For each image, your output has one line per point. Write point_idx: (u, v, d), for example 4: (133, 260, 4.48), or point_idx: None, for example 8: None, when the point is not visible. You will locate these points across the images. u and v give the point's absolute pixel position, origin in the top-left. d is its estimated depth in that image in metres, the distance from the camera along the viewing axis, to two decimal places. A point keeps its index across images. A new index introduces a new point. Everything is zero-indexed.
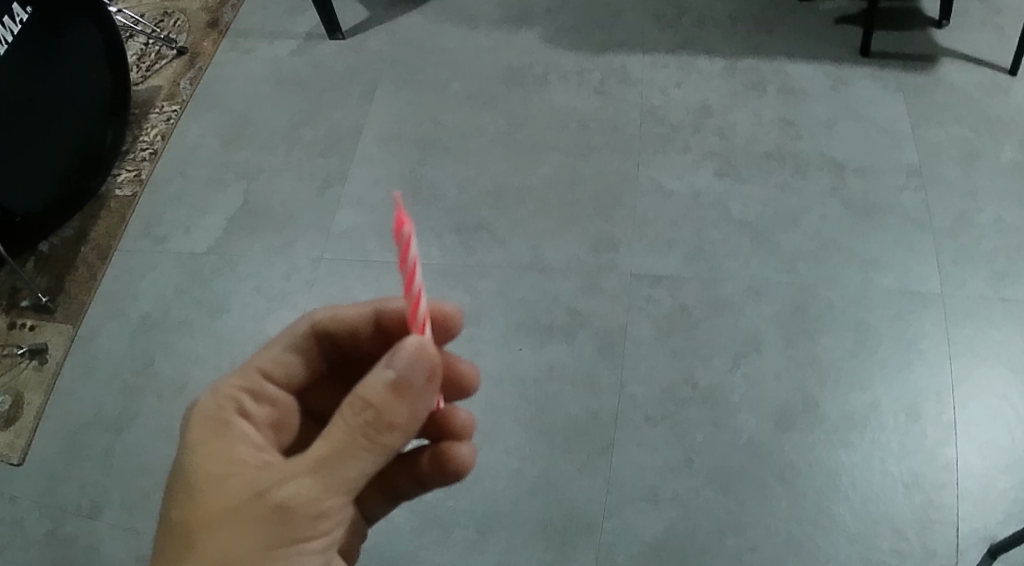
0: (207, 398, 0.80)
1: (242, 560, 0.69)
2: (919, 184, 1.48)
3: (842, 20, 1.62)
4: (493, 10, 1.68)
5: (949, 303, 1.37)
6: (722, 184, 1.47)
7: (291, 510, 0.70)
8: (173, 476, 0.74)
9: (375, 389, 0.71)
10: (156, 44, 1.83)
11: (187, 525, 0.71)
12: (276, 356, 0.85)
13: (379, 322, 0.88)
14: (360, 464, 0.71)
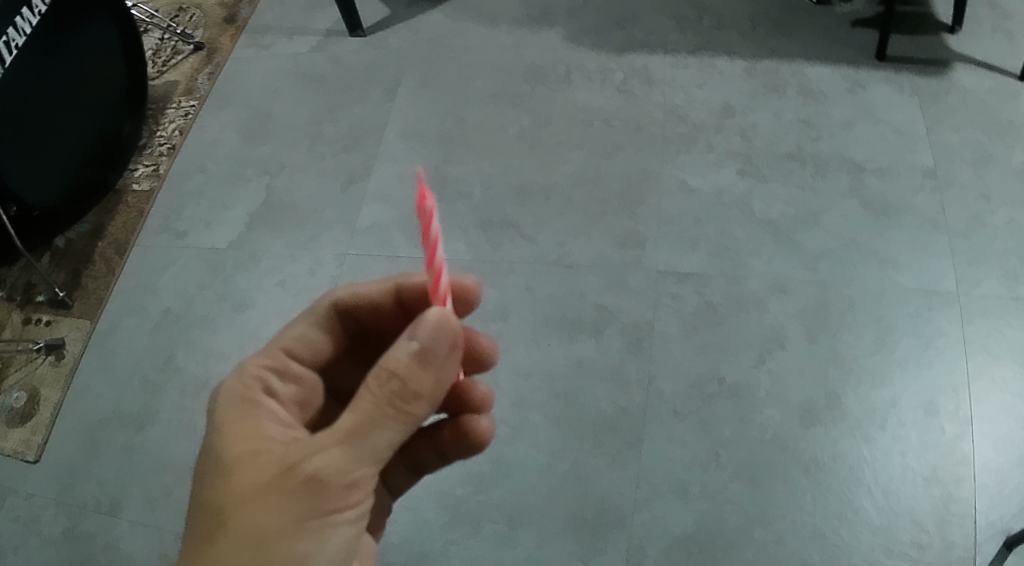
0: (235, 378, 0.85)
1: (278, 530, 0.75)
2: (934, 186, 1.50)
3: (858, 23, 1.64)
4: (514, 9, 1.70)
5: (965, 302, 1.39)
6: (744, 183, 1.49)
7: (323, 481, 0.76)
8: (206, 454, 0.79)
9: (400, 361, 0.77)
10: (172, 39, 1.83)
11: (223, 501, 0.76)
12: (300, 336, 0.91)
13: (398, 298, 0.93)
14: (387, 432, 0.77)
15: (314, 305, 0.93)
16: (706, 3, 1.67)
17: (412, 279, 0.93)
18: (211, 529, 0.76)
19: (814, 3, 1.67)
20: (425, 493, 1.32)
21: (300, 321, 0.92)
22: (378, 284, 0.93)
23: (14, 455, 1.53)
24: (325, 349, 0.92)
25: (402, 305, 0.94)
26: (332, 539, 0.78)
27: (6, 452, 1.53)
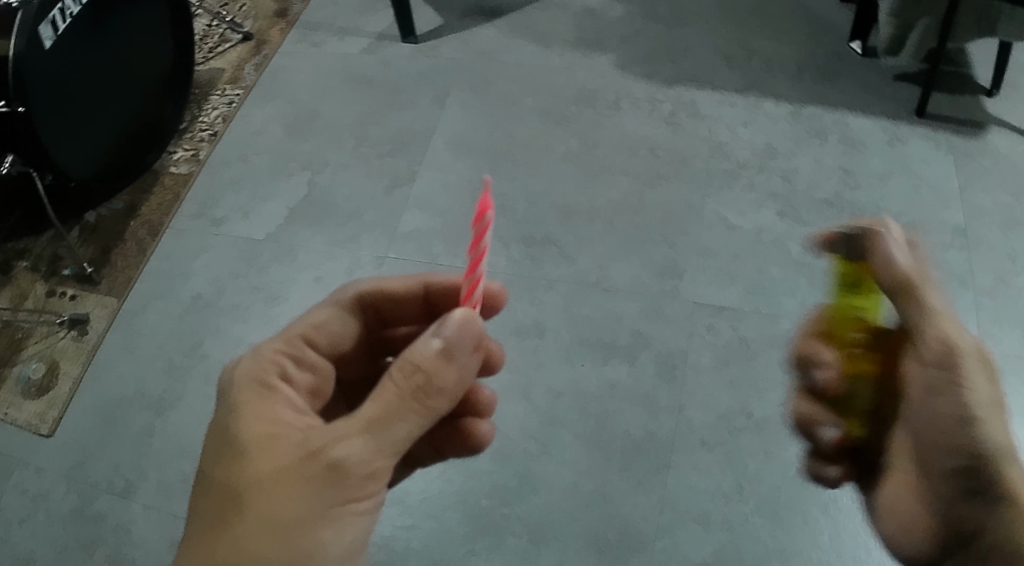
0: (251, 359, 0.82)
1: (296, 517, 0.72)
2: (963, 244, 1.53)
3: (900, 78, 1.69)
4: (567, 31, 1.72)
5: (987, 359, 1.41)
6: (784, 224, 1.51)
7: (345, 469, 0.73)
8: (221, 435, 0.76)
9: (427, 356, 0.77)
10: (221, 27, 1.84)
11: (240, 485, 0.73)
12: (321, 323, 0.90)
13: (423, 296, 0.95)
14: (409, 425, 0.76)
15: (338, 296, 0.93)
16: (756, 44, 1.71)
17: (440, 279, 0.95)
18: (225, 513, 0.73)
19: (860, 53, 1.71)
20: (450, 502, 1.34)
21: (322, 309, 0.91)
22: (405, 282, 0.95)
23: (27, 428, 1.50)
24: (342, 338, 0.91)
25: (425, 303, 0.96)
26: (350, 530, 0.74)
27: (19, 423, 1.51)
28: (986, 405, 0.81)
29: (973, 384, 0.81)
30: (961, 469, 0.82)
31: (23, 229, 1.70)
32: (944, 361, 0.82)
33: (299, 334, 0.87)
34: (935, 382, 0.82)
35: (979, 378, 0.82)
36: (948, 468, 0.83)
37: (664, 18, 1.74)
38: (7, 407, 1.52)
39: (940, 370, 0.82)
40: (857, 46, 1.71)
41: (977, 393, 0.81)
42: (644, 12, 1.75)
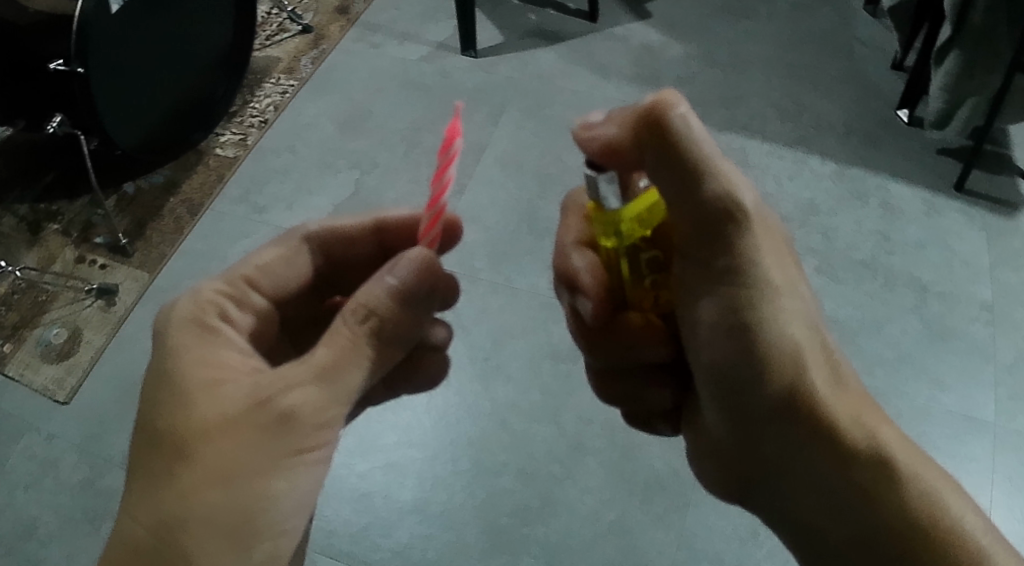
0: (189, 300, 0.80)
1: (247, 468, 0.71)
2: (989, 318, 1.55)
3: (942, 151, 1.73)
4: (625, 64, 1.75)
5: (1000, 433, 1.43)
6: (819, 281, 1.57)
7: (296, 418, 0.73)
8: (165, 382, 0.75)
9: (379, 298, 0.76)
10: (281, 17, 1.87)
11: (184, 435, 0.72)
12: (267, 265, 0.87)
13: (378, 237, 0.92)
14: (358, 371, 0.75)
15: (285, 236, 0.90)
16: (807, 100, 1.75)
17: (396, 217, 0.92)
18: (169, 462, 0.72)
19: (906, 122, 1.75)
20: (470, 515, 1.35)
21: (268, 249, 0.88)
22: (356, 223, 0.92)
23: (43, 393, 1.48)
24: (291, 281, 0.89)
25: (381, 246, 0.93)
26: (302, 480, 0.74)
27: (35, 387, 1.49)
28: (778, 275, 0.76)
29: (758, 250, 0.75)
30: (763, 354, 0.76)
31: (57, 191, 1.69)
32: (709, 229, 0.74)
33: (242, 275, 0.85)
34: (708, 255, 0.75)
35: (767, 244, 0.75)
36: (751, 356, 0.77)
37: (721, 65, 1.79)
38: (25, 368, 1.50)
39: (718, 244, 0.74)
40: (904, 114, 1.75)
41: (765, 262, 0.75)
42: (702, 56, 1.80)
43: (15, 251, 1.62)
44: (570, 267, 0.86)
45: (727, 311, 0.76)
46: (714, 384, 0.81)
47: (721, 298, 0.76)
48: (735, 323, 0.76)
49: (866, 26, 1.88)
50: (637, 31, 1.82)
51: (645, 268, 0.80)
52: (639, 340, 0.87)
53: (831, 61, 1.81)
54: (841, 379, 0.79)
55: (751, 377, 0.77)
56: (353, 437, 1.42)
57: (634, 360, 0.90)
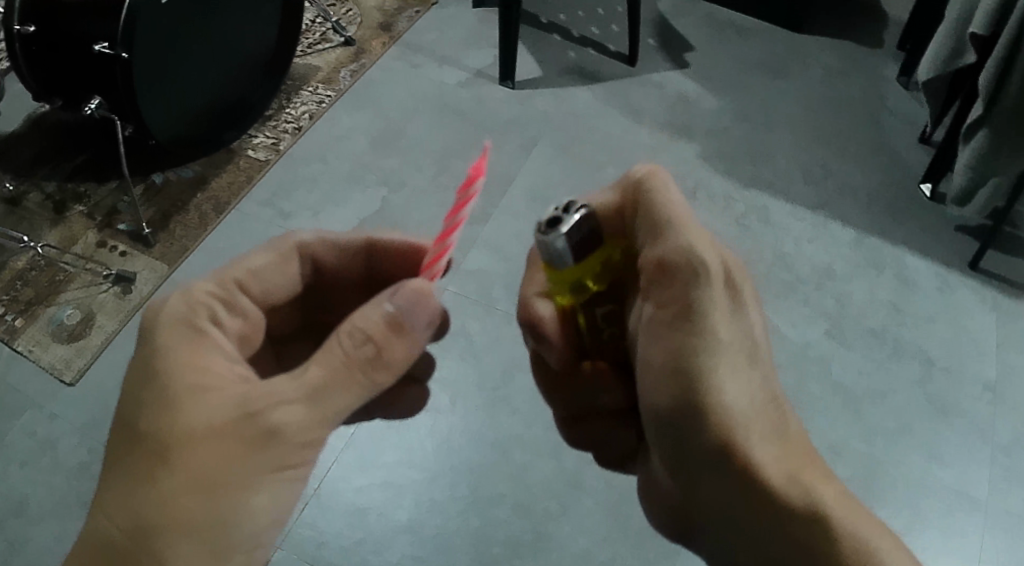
0: (180, 299, 0.79)
1: (227, 480, 0.72)
2: (992, 398, 1.55)
3: (960, 229, 1.74)
4: (658, 112, 1.80)
5: (991, 513, 1.43)
6: (830, 343, 1.59)
7: (280, 434, 0.73)
8: (153, 382, 0.74)
9: (378, 325, 0.76)
10: (325, 27, 1.93)
11: (169, 439, 0.72)
12: (259, 269, 0.87)
13: (364, 254, 0.94)
14: (348, 395, 0.75)
15: (276, 241, 0.89)
16: (833, 165, 1.78)
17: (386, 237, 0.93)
18: (150, 465, 0.72)
19: (928, 196, 1.77)
20: (464, 542, 1.36)
21: (260, 251, 0.88)
22: (346, 236, 0.93)
23: (50, 371, 1.48)
24: (280, 287, 0.89)
25: (366, 262, 0.95)
26: (280, 496, 0.75)
27: (42, 364, 1.49)
28: (729, 328, 0.80)
29: (710, 301, 0.79)
30: (704, 399, 0.79)
31: (85, 173, 1.71)
32: (665, 276, 0.80)
33: (233, 277, 0.84)
34: (660, 299, 0.80)
35: (718, 296, 0.80)
36: (690, 401, 0.79)
37: (751, 122, 1.83)
38: (34, 345, 1.50)
39: (670, 289, 0.80)
40: (927, 188, 1.77)
41: (715, 313, 0.79)
42: (734, 111, 1.84)
43: (38, 228, 1.63)
44: (532, 314, 0.91)
45: (671, 352, 0.80)
46: (655, 429, 0.83)
47: (665, 339, 0.80)
48: (677, 364, 0.79)
49: (898, 96, 1.91)
50: (673, 80, 1.87)
51: (602, 321, 0.89)
52: (600, 384, 0.94)
53: (860, 129, 1.84)
54: (786, 437, 0.82)
55: (690, 422, 0.80)
56: (354, 452, 1.44)
57: (593, 405, 0.96)
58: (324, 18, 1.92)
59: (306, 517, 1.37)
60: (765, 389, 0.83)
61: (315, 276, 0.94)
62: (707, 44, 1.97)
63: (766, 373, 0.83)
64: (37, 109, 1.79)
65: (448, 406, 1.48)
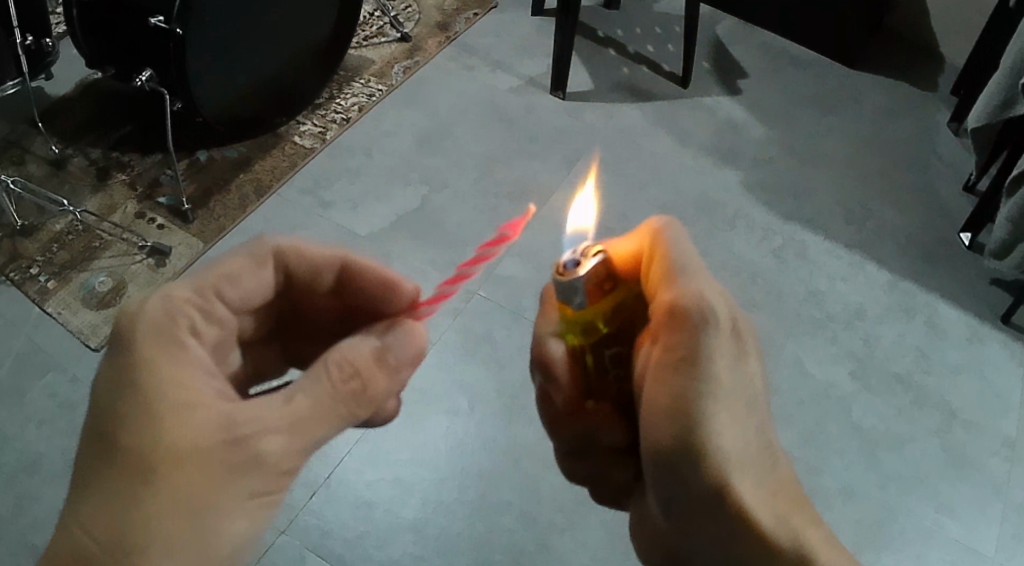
0: (160, 304, 0.77)
1: (210, 504, 0.72)
2: (1010, 455, 1.49)
3: (995, 282, 1.70)
4: (706, 136, 1.83)
5: None
6: (853, 386, 1.54)
7: (265, 462, 0.75)
8: (134, 395, 0.72)
9: (366, 362, 0.80)
10: (383, 21, 1.99)
11: (154, 458, 0.71)
12: (235, 274, 0.84)
13: (340, 273, 0.89)
14: (327, 426, 0.78)
15: (252, 247, 0.85)
16: (874, 205, 1.78)
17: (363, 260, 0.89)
18: (132, 482, 0.71)
19: (967, 245, 1.74)
20: (467, 546, 1.36)
21: (236, 256, 0.84)
22: (325, 253, 0.89)
23: (77, 335, 1.47)
24: (257, 296, 0.86)
25: (341, 281, 0.90)
26: (264, 519, 0.77)
27: (69, 328, 1.47)
28: (730, 375, 0.76)
29: (714, 350, 0.76)
30: (700, 448, 0.75)
31: (130, 144, 1.72)
32: (677, 324, 0.77)
33: (210, 283, 0.82)
34: (668, 346, 0.77)
35: (722, 344, 0.76)
36: (692, 450, 0.75)
37: (796, 154, 1.84)
38: (63, 308, 1.49)
39: (682, 338, 0.76)
40: (967, 237, 1.75)
41: (718, 362, 0.76)
42: (781, 143, 1.85)
43: (79, 194, 1.64)
44: (545, 350, 0.88)
45: (674, 402, 0.75)
46: (652, 472, 0.79)
47: (670, 386, 0.76)
48: (682, 412, 0.75)
49: (946, 143, 1.90)
50: (723, 106, 1.90)
51: (609, 362, 0.86)
52: (600, 422, 0.91)
53: (904, 172, 1.84)
54: (776, 483, 0.80)
55: (690, 467, 0.76)
56: (368, 446, 1.45)
57: (593, 439, 0.94)
58: (383, 13, 1.98)
59: (313, 505, 1.38)
60: (760, 435, 0.80)
61: (287, 287, 0.90)
62: (761, 73, 2.00)
63: (761, 420, 0.80)
64: (90, 77, 1.83)
65: (466, 409, 1.49)
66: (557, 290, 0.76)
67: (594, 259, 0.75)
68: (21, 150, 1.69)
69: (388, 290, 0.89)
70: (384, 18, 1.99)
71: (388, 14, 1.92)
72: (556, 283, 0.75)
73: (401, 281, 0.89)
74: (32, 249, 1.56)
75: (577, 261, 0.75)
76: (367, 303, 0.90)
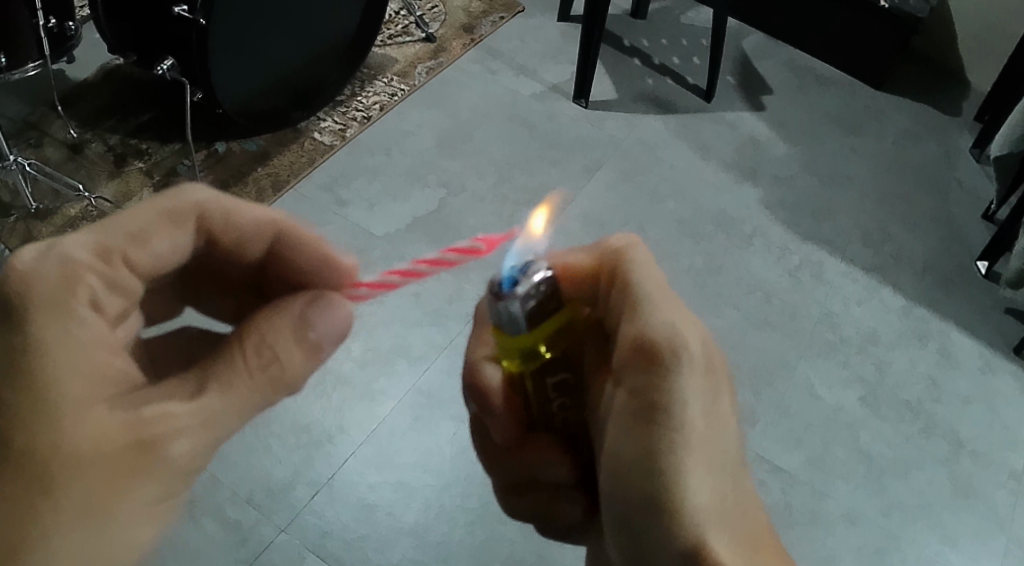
0: (57, 268, 0.71)
1: (114, 507, 0.71)
2: (1016, 488, 1.46)
3: (1009, 311, 1.69)
4: (727, 151, 1.83)
5: None
6: (863, 411, 1.52)
7: (174, 462, 0.73)
8: (29, 386, 0.68)
9: (286, 344, 0.78)
10: (408, 20, 1.99)
11: (53, 461, 0.68)
12: (148, 235, 0.77)
13: (273, 242, 0.86)
14: (238, 416, 0.77)
15: (171, 203, 0.79)
16: (892, 229, 1.76)
17: (300, 231, 0.86)
18: (33, 488, 0.68)
19: (983, 273, 1.73)
20: (466, 554, 1.36)
21: (149, 212, 0.77)
22: (257, 219, 0.85)
23: None
24: (169, 260, 0.80)
25: (271, 250, 0.87)
26: (167, 519, 0.75)
27: None
28: (703, 421, 0.75)
29: (687, 393, 0.75)
30: (670, 504, 0.74)
31: (149, 131, 1.72)
32: (645, 362, 0.77)
33: (117, 247, 0.76)
34: (635, 389, 0.77)
35: (694, 385, 0.76)
36: (661, 505, 0.74)
37: (817, 173, 1.83)
38: None
39: (646, 378, 0.76)
40: (983, 265, 1.73)
41: (689, 406, 0.75)
42: (804, 162, 1.84)
43: (95, 179, 1.64)
44: (481, 379, 0.90)
45: (643, 453, 0.75)
46: (617, 526, 0.78)
47: (638, 433, 0.76)
48: (648, 463, 0.75)
49: (967, 169, 1.89)
50: (747, 121, 1.90)
51: (552, 391, 0.83)
52: (541, 458, 0.90)
53: (923, 196, 1.83)
54: (752, 535, 0.78)
55: (660, 525, 0.75)
56: (372, 448, 1.44)
57: (536, 476, 0.93)
58: (409, 12, 1.99)
59: (314, 504, 1.38)
60: (736, 488, 0.78)
61: (207, 248, 0.85)
62: (786, 89, 1.99)
63: (736, 467, 0.78)
64: (111, 62, 1.83)
65: None
66: (492, 313, 0.75)
67: (536, 277, 0.73)
68: (39, 132, 1.69)
69: (325, 265, 0.86)
70: (410, 18, 1.99)
71: (415, 14, 1.93)
72: (491, 304, 0.73)
73: (341, 258, 0.86)
74: (46, 232, 1.55)
75: (515, 281, 0.72)
76: (294, 273, 0.87)
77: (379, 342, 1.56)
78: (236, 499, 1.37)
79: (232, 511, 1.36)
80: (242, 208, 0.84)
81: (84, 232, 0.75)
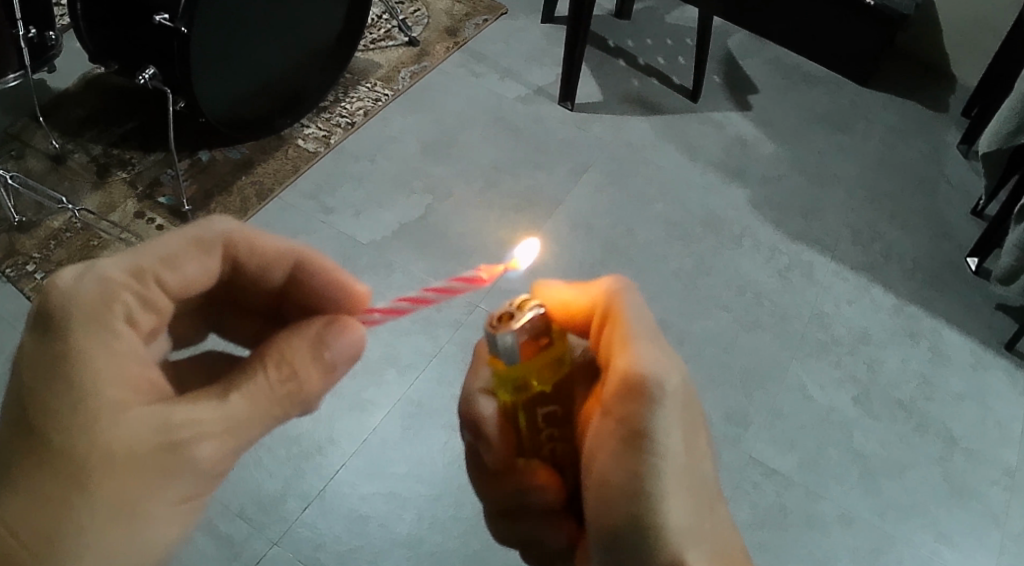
0: (94, 282, 0.72)
1: (140, 507, 0.70)
2: (1010, 484, 1.45)
3: (1001, 307, 1.67)
4: (714, 151, 1.83)
5: None
6: (855, 411, 1.51)
7: (197, 466, 0.72)
8: (68, 389, 0.69)
9: (304, 361, 0.76)
10: (391, 24, 1.98)
11: (87, 460, 0.68)
12: (177, 257, 0.77)
13: (292, 269, 0.85)
14: (257, 428, 0.75)
15: (199, 231, 0.79)
16: (882, 226, 1.76)
17: (316, 260, 0.85)
18: (66, 486, 0.68)
19: (973, 269, 1.71)
20: (458, 562, 1.35)
21: (178, 238, 0.77)
22: (279, 247, 0.84)
23: None
24: (197, 284, 0.79)
25: (290, 277, 0.86)
26: (190, 521, 0.75)
27: None
28: (682, 449, 0.75)
29: (666, 423, 0.75)
30: (649, 521, 0.74)
31: (132, 141, 1.71)
32: (631, 394, 0.75)
33: (150, 268, 0.75)
34: (621, 416, 0.75)
35: (675, 415, 0.75)
36: (642, 525, 0.74)
37: (805, 171, 1.83)
38: None
39: (631, 406, 0.75)
40: (974, 262, 1.72)
41: (672, 434, 0.75)
42: (791, 160, 1.84)
43: (78, 190, 1.62)
44: (475, 411, 0.91)
45: (630, 476, 0.74)
46: (603, 548, 0.77)
47: (625, 456, 0.75)
48: (636, 492, 0.74)
49: (955, 165, 1.88)
50: (733, 120, 1.90)
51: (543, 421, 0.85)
52: (533, 485, 0.90)
53: (912, 194, 1.82)
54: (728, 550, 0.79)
55: (640, 544, 0.75)
56: (362, 459, 1.43)
57: (524, 503, 0.92)
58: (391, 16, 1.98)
59: (306, 517, 1.37)
60: (713, 514, 0.78)
61: (231, 273, 0.85)
62: (773, 87, 1.99)
63: (711, 494, 0.79)
64: (93, 71, 1.82)
65: None
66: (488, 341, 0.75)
67: (530, 314, 0.75)
68: (21, 144, 1.68)
69: (333, 290, 0.85)
70: (393, 22, 1.98)
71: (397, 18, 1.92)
72: (487, 334, 0.74)
73: (355, 283, 0.86)
74: (29, 245, 1.53)
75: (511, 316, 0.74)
76: (312, 302, 0.86)
77: (367, 351, 1.55)
78: (225, 513, 1.35)
79: (223, 524, 1.35)
80: (264, 238, 0.84)
81: (120, 254, 0.75)
